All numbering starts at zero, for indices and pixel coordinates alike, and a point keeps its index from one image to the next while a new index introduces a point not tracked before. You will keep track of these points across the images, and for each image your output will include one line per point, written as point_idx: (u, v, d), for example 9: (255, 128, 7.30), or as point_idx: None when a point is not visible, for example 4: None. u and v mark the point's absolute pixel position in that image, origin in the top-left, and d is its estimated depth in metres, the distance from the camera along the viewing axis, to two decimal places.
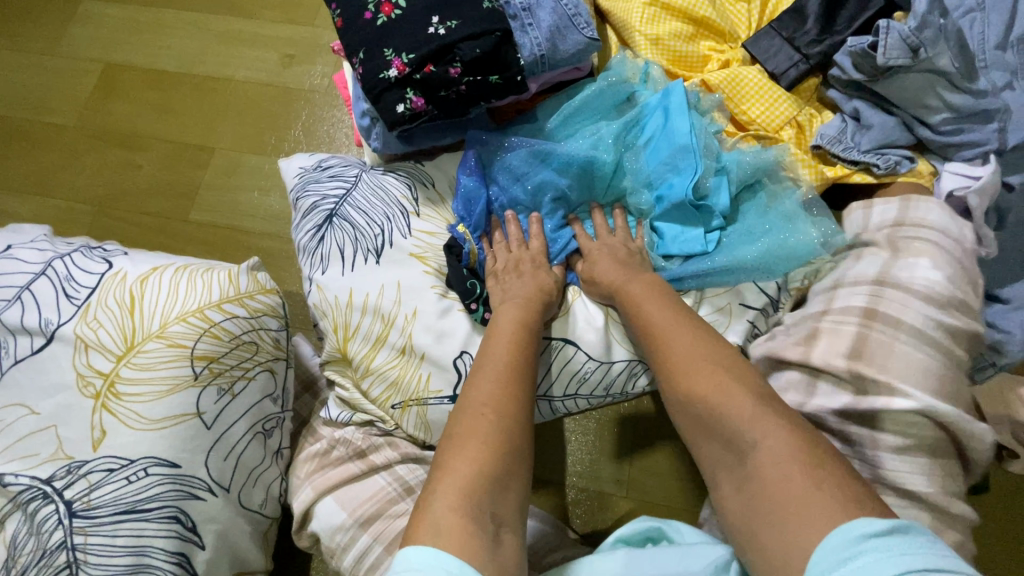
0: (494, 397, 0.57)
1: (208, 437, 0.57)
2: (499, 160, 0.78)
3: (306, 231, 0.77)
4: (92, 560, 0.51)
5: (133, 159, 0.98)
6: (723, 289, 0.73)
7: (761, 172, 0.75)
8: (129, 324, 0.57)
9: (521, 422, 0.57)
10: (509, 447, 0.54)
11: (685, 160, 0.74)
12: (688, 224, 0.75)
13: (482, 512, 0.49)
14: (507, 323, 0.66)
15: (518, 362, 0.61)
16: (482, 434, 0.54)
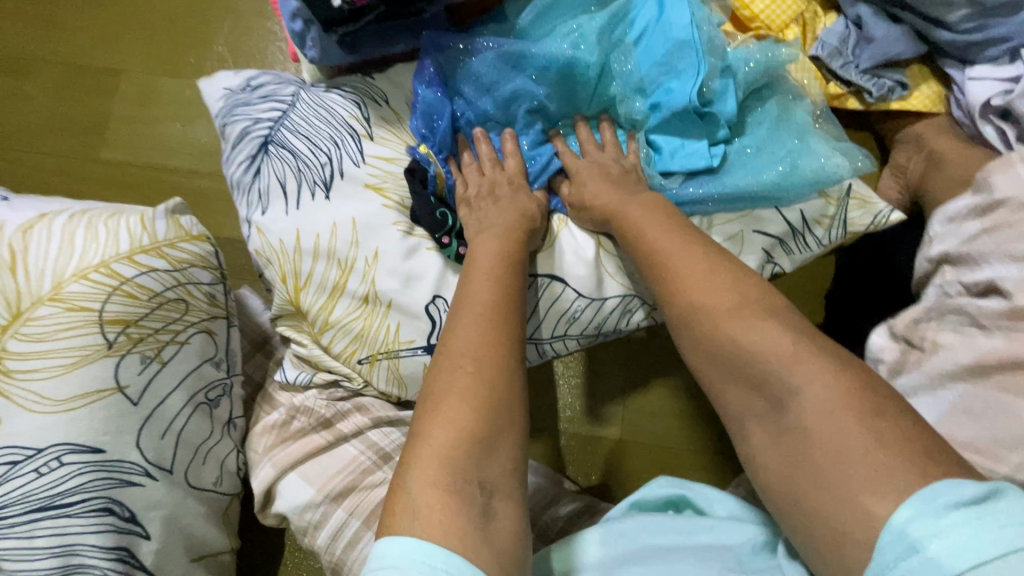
0: (474, 348, 0.50)
1: (137, 415, 0.47)
2: (463, 67, 0.66)
3: (238, 164, 0.64)
4: (11, 565, 0.43)
5: (20, 87, 0.81)
6: (735, 215, 0.64)
7: (770, 73, 0.66)
8: (12, 288, 0.45)
9: (508, 375, 0.49)
10: (497, 402, 0.47)
11: (684, 59, 0.64)
12: (689, 135, 0.65)
13: (467, 485, 0.44)
14: (487, 257, 0.57)
15: (502, 304, 0.54)
16: (463, 391, 0.47)
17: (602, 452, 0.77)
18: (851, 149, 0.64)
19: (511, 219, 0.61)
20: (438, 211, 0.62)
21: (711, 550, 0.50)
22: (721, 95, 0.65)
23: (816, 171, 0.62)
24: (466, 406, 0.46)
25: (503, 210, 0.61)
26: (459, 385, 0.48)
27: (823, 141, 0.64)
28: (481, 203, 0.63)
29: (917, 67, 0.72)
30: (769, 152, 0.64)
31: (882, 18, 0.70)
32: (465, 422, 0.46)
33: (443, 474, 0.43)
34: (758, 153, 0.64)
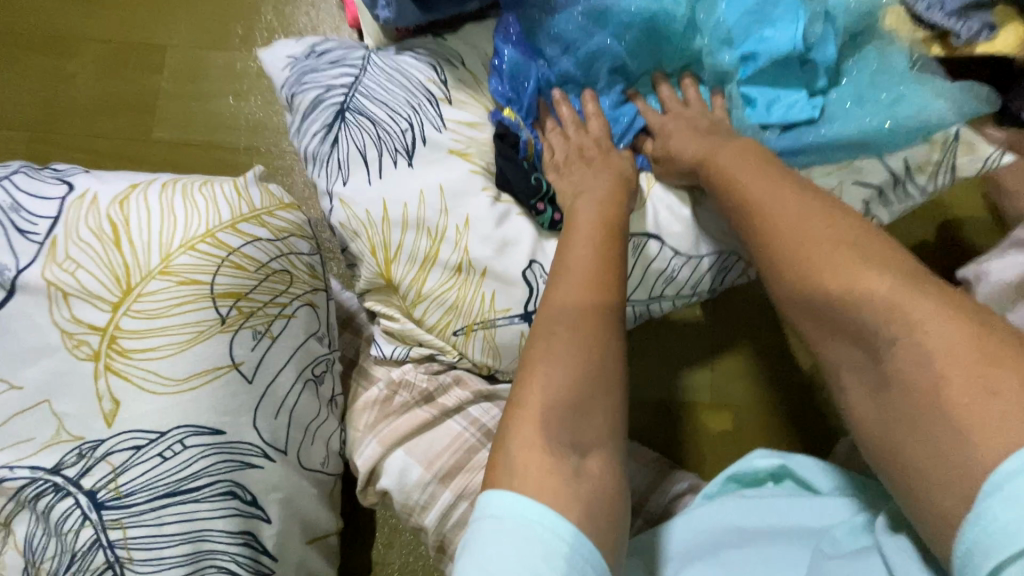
0: (578, 311, 0.48)
1: (253, 393, 0.45)
2: (544, 24, 0.63)
3: (312, 134, 0.61)
4: (139, 556, 0.41)
5: (61, 67, 0.77)
6: (834, 167, 0.62)
7: (867, 19, 0.63)
8: (118, 261, 0.42)
9: (603, 342, 0.47)
10: (601, 371, 0.46)
11: (780, 7, 0.61)
12: (782, 88, 0.63)
13: (564, 447, 0.42)
14: (584, 217, 0.54)
15: (602, 263, 0.51)
16: (571, 357, 0.45)
17: (686, 420, 0.75)
18: (963, 89, 0.61)
19: (607, 180, 0.58)
20: (532, 176, 0.60)
21: (810, 531, 0.48)
22: (818, 43, 0.61)
23: (920, 120, 0.60)
24: (571, 372, 0.45)
25: (595, 173, 0.59)
26: (566, 350, 0.46)
27: (926, 87, 0.61)
28: (571, 166, 0.60)
29: (1003, 8, 0.69)
30: (868, 103, 0.62)
31: None
32: (569, 389, 0.44)
33: (549, 440, 0.42)
34: (855, 104, 0.62)
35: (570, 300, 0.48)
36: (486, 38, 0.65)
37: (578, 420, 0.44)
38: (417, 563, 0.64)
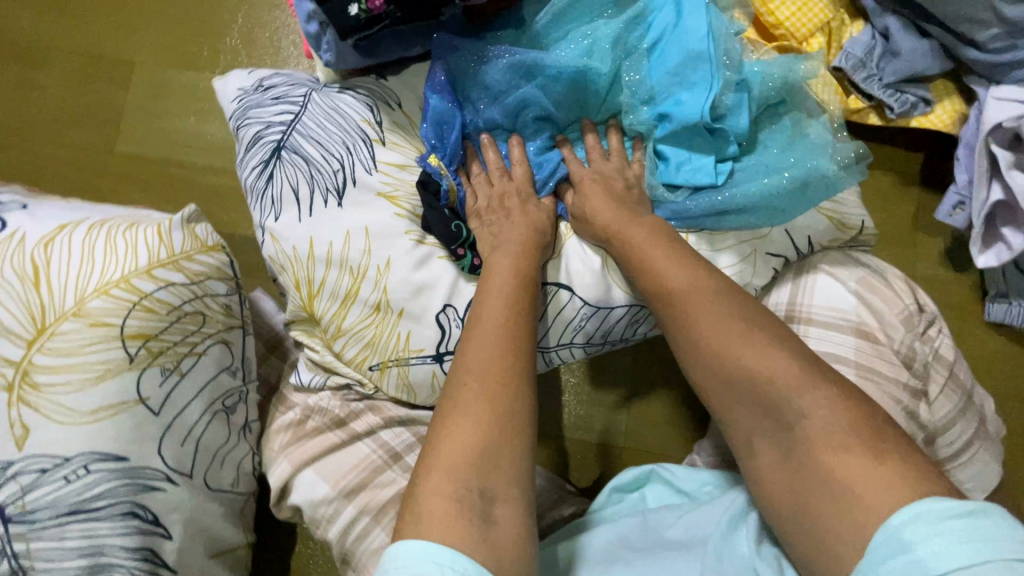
0: (489, 359, 0.48)
1: (159, 424, 0.50)
2: (473, 74, 0.65)
3: (251, 169, 0.64)
4: (42, 565, 0.45)
5: (34, 78, 0.80)
6: (746, 234, 0.63)
7: (787, 89, 0.65)
8: (36, 301, 0.47)
9: (517, 386, 0.48)
10: (511, 416, 0.46)
11: (697, 71, 0.63)
12: (698, 150, 0.64)
13: (471, 490, 0.42)
14: (499, 266, 0.57)
15: (516, 314, 0.53)
16: (478, 401, 0.46)
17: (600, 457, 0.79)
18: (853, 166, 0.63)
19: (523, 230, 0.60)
20: (453, 225, 0.61)
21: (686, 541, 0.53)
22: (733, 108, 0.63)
23: (825, 193, 0.62)
24: (480, 415, 0.45)
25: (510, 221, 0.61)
26: (473, 395, 0.46)
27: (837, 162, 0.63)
28: (493, 212, 0.63)
29: (940, 82, 0.71)
30: (777, 172, 0.62)
31: (911, 30, 0.69)
32: (479, 433, 0.44)
33: (456, 482, 0.42)
34: (766, 171, 0.63)
35: (481, 346, 0.49)
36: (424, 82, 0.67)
37: (491, 466, 0.43)
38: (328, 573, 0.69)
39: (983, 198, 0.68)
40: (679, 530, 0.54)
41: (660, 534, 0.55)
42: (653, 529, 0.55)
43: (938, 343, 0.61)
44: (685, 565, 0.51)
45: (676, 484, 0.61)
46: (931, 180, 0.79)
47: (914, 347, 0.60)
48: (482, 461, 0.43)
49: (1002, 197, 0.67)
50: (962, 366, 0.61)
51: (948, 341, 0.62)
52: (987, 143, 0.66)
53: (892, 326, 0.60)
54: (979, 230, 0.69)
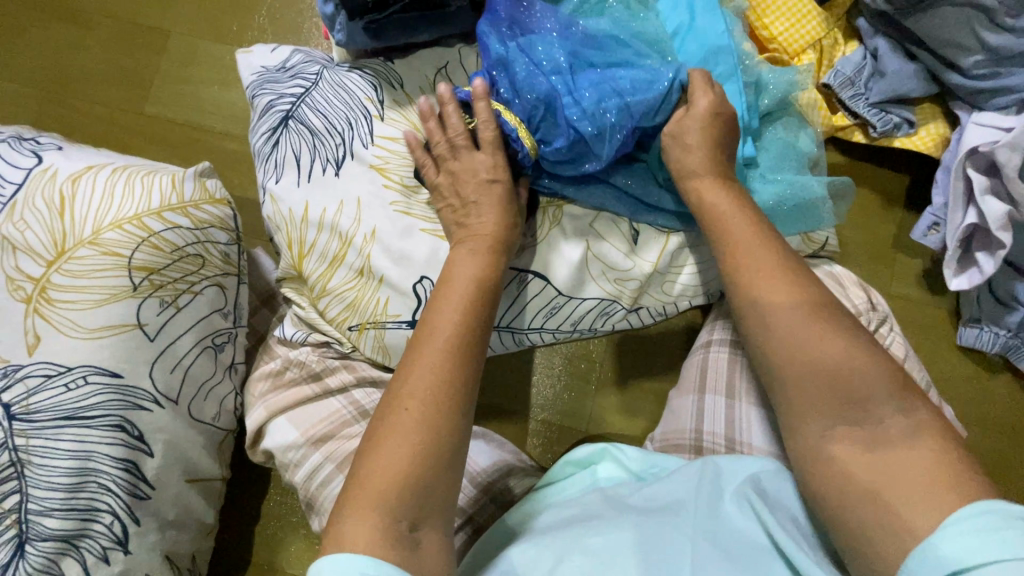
0: (428, 383, 0.48)
1: (151, 350, 0.55)
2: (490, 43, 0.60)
3: (261, 134, 0.70)
4: (36, 461, 0.51)
5: (80, 39, 0.88)
6: None
7: (788, 100, 0.67)
8: (58, 228, 0.53)
9: (456, 417, 0.48)
10: (441, 444, 0.46)
11: (721, 65, 0.63)
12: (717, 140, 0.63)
13: (398, 520, 0.43)
14: (459, 278, 0.55)
15: (466, 333, 0.52)
16: (411, 428, 0.46)
17: (561, 441, 0.81)
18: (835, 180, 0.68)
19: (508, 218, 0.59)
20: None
21: (666, 508, 0.52)
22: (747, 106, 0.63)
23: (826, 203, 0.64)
24: (410, 443, 0.45)
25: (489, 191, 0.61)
26: (407, 421, 0.46)
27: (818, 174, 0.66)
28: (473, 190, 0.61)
29: (928, 105, 0.74)
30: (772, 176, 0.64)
31: (899, 53, 0.71)
32: (406, 462, 0.45)
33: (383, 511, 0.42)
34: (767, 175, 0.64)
35: (425, 367, 0.49)
36: (430, 67, 0.70)
37: (415, 495, 0.44)
38: (292, 517, 0.74)
39: (958, 222, 0.69)
40: (640, 501, 0.54)
41: (621, 504, 0.54)
42: (615, 501, 0.55)
43: (889, 341, 0.63)
44: (670, 534, 0.49)
45: (627, 465, 0.61)
46: (914, 202, 0.79)
47: None
48: (406, 489, 0.44)
49: (976, 221, 0.67)
50: (913, 364, 0.63)
51: (899, 337, 0.64)
52: (964, 167, 0.68)
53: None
54: (953, 252, 0.70)
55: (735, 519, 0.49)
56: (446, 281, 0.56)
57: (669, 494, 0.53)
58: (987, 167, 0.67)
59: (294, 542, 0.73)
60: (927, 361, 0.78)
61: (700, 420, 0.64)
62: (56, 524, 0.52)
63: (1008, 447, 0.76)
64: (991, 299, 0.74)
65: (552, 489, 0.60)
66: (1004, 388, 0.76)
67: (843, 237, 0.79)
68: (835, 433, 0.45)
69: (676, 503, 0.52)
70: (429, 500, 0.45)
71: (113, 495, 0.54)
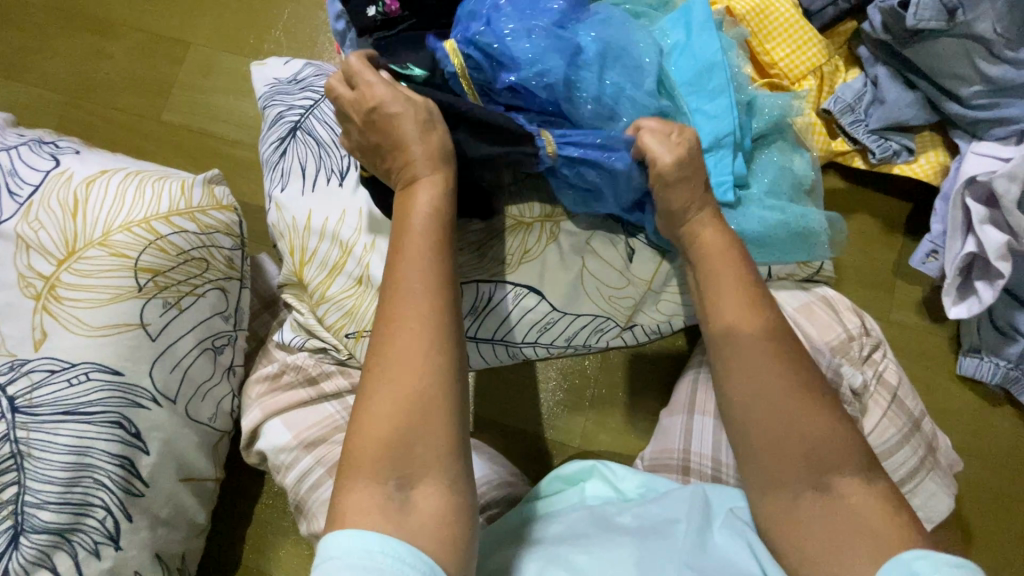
0: (407, 340, 0.45)
1: (153, 349, 0.57)
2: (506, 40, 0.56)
3: (269, 144, 0.72)
4: (36, 454, 0.53)
5: (103, 48, 0.92)
6: None
7: (783, 124, 0.67)
8: (70, 229, 0.56)
9: (430, 375, 0.44)
10: (426, 400, 0.44)
11: (713, 83, 0.62)
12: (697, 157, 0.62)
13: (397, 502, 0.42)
14: (421, 216, 0.50)
15: (433, 275, 0.47)
16: (397, 388, 0.44)
17: (553, 455, 0.81)
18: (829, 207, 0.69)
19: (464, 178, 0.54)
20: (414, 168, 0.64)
21: (657, 526, 0.51)
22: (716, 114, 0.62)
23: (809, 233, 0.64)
24: (396, 406, 0.43)
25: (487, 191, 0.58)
26: (391, 381, 0.44)
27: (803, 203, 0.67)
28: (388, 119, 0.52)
29: (927, 133, 0.74)
30: (764, 200, 0.64)
31: (898, 81, 0.72)
32: (399, 428, 0.43)
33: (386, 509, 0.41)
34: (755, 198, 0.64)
35: (399, 322, 0.45)
36: None
37: (405, 461, 0.43)
38: (283, 521, 0.74)
39: (956, 249, 0.69)
40: (629, 520, 0.54)
41: (606, 525, 0.54)
42: (601, 521, 0.54)
43: (882, 367, 0.63)
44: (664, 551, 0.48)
45: (616, 482, 0.61)
46: (914, 229, 0.79)
47: (842, 369, 0.61)
48: (398, 454, 0.43)
49: (974, 250, 0.67)
50: (906, 392, 0.63)
51: (893, 364, 0.64)
52: (963, 196, 0.68)
53: (823, 351, 0.62)
54: (952, 279, 0.69)
55: (726, 549, 0.48)
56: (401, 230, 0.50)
57: (663, 512, 0.53)
58: (986, 198, 0.67)
59: (284, 545, 0.74)
60: (926, 389, 0.77)
61: (689, 440, 0.66)
62: (51, 517, 0.53)
63: (1009, 479, 0.74)
64: (991, 328, 0.73)
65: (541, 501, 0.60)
66: (1005, 420, 0.75)
67: (842, 262, 0.79)
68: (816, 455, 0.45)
69: (668, 519, 0.52)
70: (419, 471, 0.43)
71: (107, 491, 0.55)
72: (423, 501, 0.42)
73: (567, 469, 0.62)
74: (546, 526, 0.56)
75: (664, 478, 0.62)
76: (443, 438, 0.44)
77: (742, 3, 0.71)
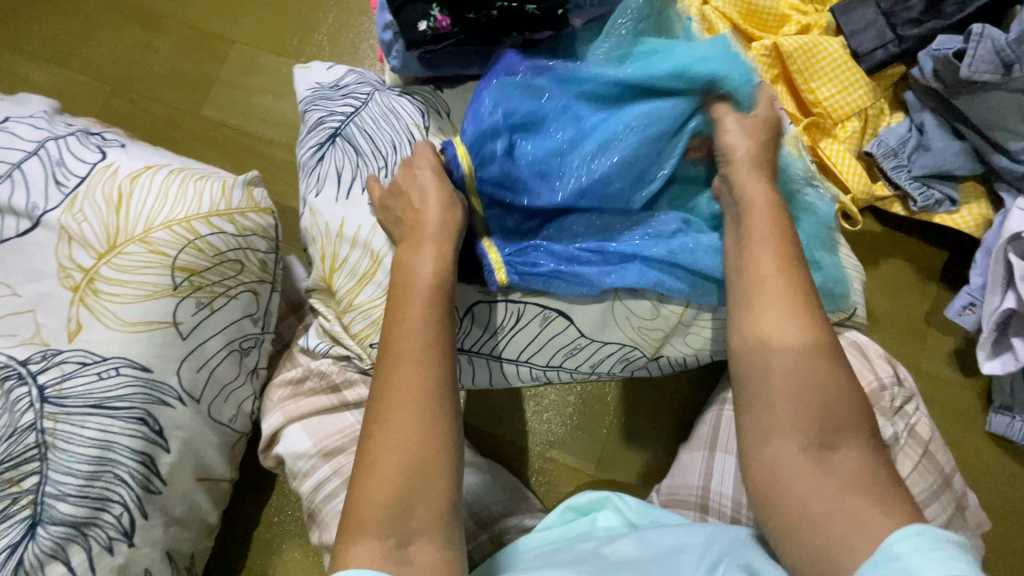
0: (408, 399, 0.45)
1: (183, 347, 0.57)
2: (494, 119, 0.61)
3: (308, 148, 0.73)
4: (60, 445, 0.53)
5: (148, 40, 0.93)
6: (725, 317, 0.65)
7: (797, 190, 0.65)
8: (113, 223, 0.56)
9: (433, 434, 0.45)
10: (427, 448, 0.44)
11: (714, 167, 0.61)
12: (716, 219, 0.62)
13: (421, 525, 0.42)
14: (421, 277, 0.51)
15: (433, 333, 0.48)
16: (398, 447, 0.44)
17: (567, 480, 0.80)
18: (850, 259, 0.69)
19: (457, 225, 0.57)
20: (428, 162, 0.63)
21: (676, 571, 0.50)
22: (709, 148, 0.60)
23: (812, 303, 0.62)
24: (395, 465, 0.44)
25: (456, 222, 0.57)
26: (393, 431, 0.45)
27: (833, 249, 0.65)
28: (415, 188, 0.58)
29: (971, 184, 0.73)
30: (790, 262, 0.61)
31: (945, 129, 0.71)
32: (398, 483, 0.43)
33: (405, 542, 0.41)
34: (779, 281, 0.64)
35: (399, 379, 0.46)
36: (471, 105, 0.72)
37: (404, 516, 0.43)
38: (291, 525, 0.74)
39: (995, 304, 0.67)
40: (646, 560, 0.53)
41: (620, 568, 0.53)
42: (601, 554, 0.53)
43: (914, 420, 0.62)
44: None
45: (630, 516, 0.60)
46: (950, 279, 0.78)
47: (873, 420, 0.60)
48: (399, 512, 0.43)
49: (1014, 306, 0.66)
50: (937, 446, 0.62)
51: (924, 418, 0.63)
52: (1005, 250, 0.66)
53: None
54: (987, 334, 0.68)
55: None
56: (402, 291, 0.51)
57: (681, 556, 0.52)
58: None
59: (290, 551, 0.73)
60: (953, 442, 0.75)
61: (709, 479, 0.65)
62: (69, 509, 0.53)
63: None
64: None
65: (550, 531, 0.59)
66: None
67: (875, 308, 0.78)
68: None
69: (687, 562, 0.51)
70: (418, 519, 0.43)
71: (126, 487, 0.55)
72: (423, 527, 0.43)
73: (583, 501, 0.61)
74: (558, 556, 0.54)
75: (680, 517, 0.61)
76: (445, 493, 0.44)
77: (791, 40, 0.71)
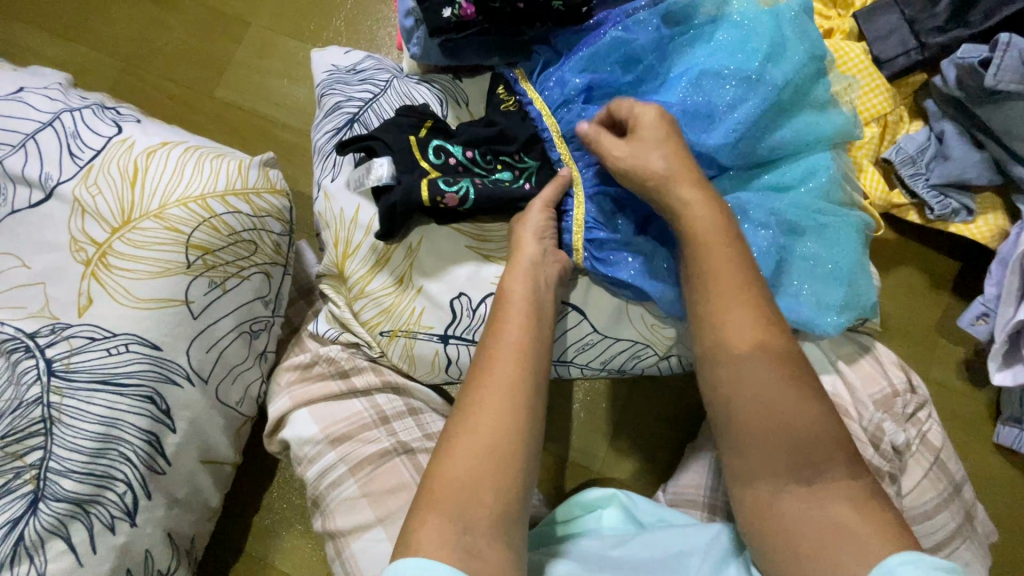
0: (495, 394, 0.48)
1: (193, 327, 0.56)
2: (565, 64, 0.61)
3: (325, 132, 0.72)
4: (65, 420, 0.52)
5: (163, 18, 0.92)
6: None
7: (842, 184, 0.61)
8: (128, 198, 0.56)
9: (520, 436, 0.47)
10: (509, 447, 0.46)
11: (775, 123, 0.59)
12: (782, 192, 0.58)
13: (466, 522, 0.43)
14: (515, 294, 0.54)
15: (528, 344, 0.51)
16: (478, 440, 0.46)
17: (571, 476, 0.79)
18: None
19: None
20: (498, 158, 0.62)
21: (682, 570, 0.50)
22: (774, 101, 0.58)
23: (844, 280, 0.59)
24: (473, 455, 0.46)
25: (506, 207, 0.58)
26: (479, 428, 0.47)
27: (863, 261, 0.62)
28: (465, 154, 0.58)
29: (988, 195, 0.73)
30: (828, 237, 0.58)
31: (965, 138, 0.71)
32: (471, 474, 0.45)
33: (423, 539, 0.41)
34: (824, 245, 0.58)
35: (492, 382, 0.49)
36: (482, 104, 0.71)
37: (467, 503, 0.44)
38: (292, 511, 0.73)
39: (1008, 316, 0.67)
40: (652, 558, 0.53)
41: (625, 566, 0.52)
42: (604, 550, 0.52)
43: (926, 427, 0.62)
44: None
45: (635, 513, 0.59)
46: (963, 289, 0.77)
47: (884, 426, 0.60)
48: (459, 497, 0.44)
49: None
50: (948, 455, 0.62)
51: (936, 425, 0.63)
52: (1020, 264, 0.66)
53: (865, 404, 0.61)
54: (1000, 345, 0.68)
55: None
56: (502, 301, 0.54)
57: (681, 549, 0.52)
58: None
59: (290, 537, 0.73)
60: (961, 453, 0.75)
61: (716, 479, 0.65)
62: (72, 486, 0.52)
63: None
64: None
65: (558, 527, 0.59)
66: None
67: (886, 315, 0.78)
68: (863, 510, 0.44)
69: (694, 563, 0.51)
70: (469, 502, 0.44)
71: (130, 466, 0.55)
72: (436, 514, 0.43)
73: (589, 496, 0.59)
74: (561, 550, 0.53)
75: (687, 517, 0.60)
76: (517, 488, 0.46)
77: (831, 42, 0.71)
